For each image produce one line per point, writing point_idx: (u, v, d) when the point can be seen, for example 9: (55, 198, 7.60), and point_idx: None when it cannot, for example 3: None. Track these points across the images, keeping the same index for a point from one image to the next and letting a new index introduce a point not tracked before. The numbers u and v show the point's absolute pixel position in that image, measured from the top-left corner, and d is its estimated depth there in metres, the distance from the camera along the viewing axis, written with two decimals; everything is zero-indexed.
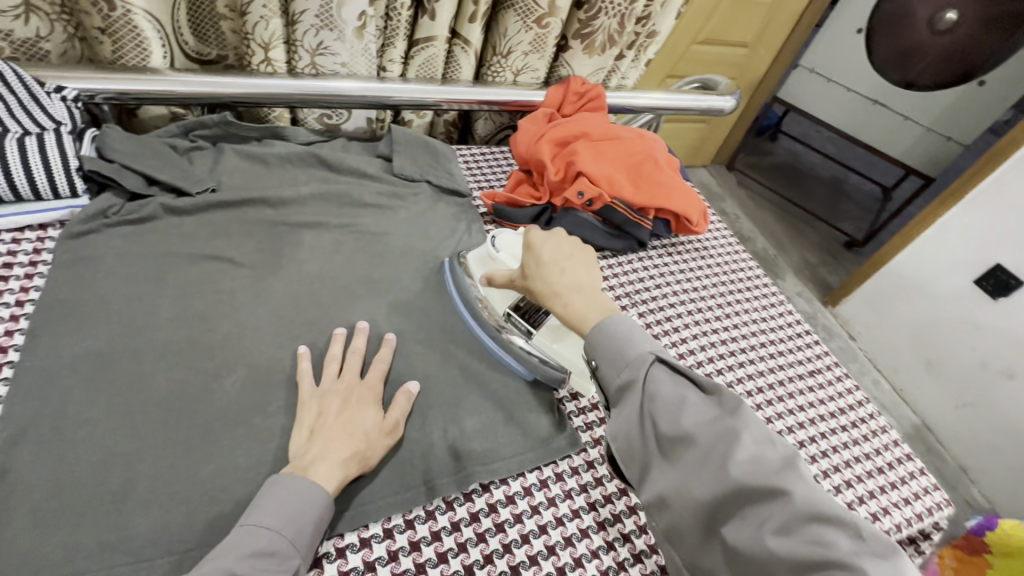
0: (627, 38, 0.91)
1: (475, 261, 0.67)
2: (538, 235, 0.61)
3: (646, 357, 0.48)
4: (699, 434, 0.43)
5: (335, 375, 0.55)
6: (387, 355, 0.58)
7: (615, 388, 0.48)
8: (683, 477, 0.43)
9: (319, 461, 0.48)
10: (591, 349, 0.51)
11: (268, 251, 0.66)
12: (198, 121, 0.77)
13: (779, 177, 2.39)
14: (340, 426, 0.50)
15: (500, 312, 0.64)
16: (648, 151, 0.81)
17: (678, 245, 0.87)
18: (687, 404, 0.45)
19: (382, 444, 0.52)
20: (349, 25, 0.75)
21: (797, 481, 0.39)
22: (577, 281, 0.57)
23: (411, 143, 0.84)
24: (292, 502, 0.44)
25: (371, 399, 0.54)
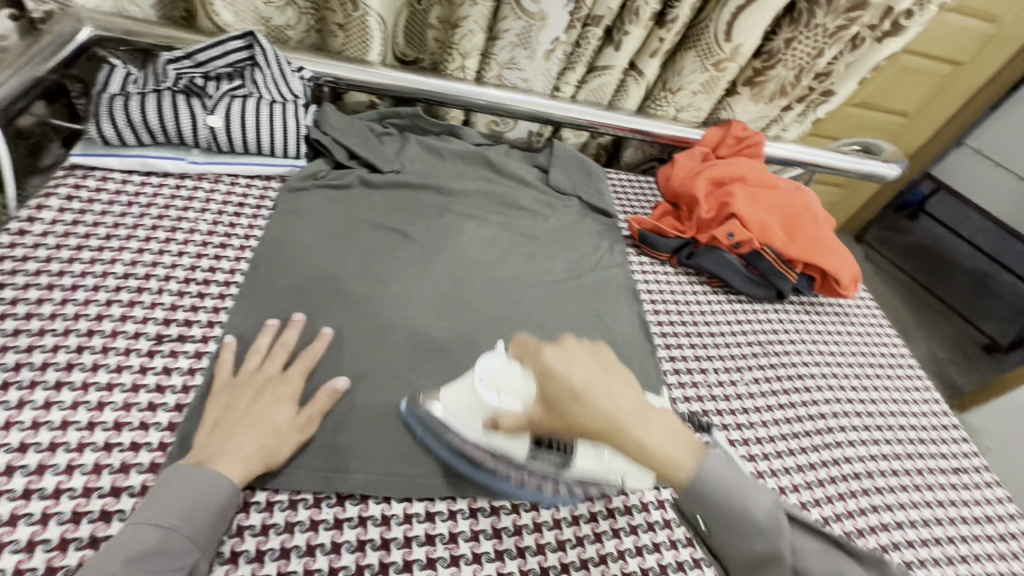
0: (800, 91, 0.90)
1: (445, 416, 0.52)
2: (555, 357, 0.44)
3: (781, 519, 0.42)
4: (814, 575, 0.40)
5: (255, 366, 0.54)
6: (316, 350, 0.56)
7: (739, 562, 0.43)
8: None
9: (224, 455, 0.46)
10: (693, 504, 0.43)
11: (436, 233, 0.74)
12: (393, 111, 0.87)
13: (915, 259, 2.19)
14: (253, 423, 0.49)
15: (521, 452, 0.50)
16: (805, 205, 0.80)
17: (818, 305, 0.84)
18: (842, 569, 0.40)
19: (292, 441, 0.50)
20: (541, 47, 0.82)
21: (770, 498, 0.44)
22: (639, 405, 0.43)
23: (568, 159, 0.90)
24: (189, 502, 0.43)
25: (289, 397, 0.52)
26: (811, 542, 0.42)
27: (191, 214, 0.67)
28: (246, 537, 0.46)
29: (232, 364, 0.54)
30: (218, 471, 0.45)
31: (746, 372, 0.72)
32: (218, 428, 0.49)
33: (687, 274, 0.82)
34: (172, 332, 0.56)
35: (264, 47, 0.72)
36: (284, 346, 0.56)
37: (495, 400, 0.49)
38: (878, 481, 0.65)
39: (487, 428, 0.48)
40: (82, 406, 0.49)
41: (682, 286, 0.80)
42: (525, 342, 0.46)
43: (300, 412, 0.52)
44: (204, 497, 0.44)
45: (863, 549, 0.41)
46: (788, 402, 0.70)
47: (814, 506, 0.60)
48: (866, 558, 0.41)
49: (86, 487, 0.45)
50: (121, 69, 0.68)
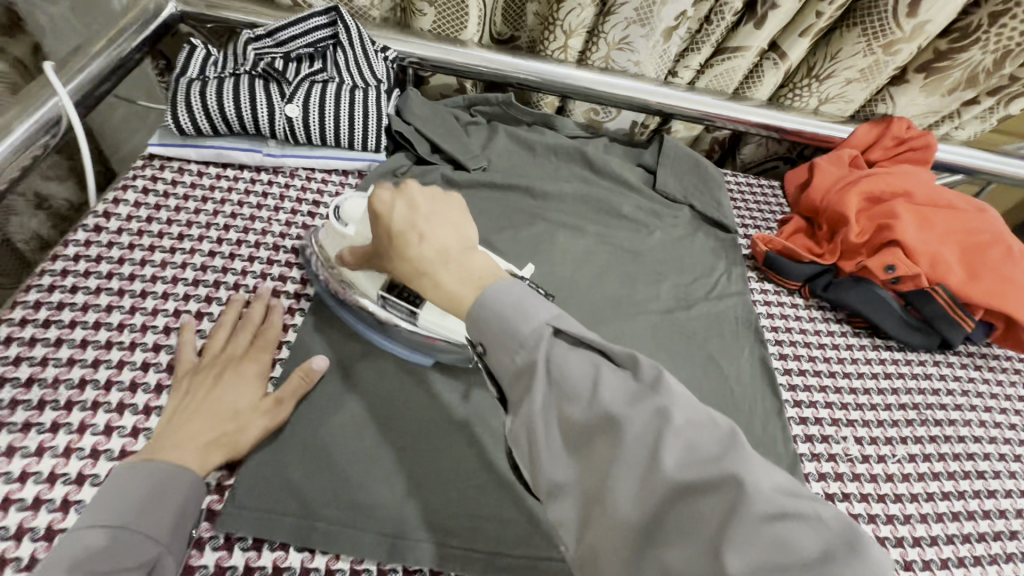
0: (996, 81, 0.70)
1: (328, 244, 0.54)
2: (381, 197, 0.43)
3: (544, 333, 0.33)
4: (633, 422, 0.29)
5: (216, 347, 0.49)
6: (276, 324, 0.52)
7: (513, 373, 0.33)
8: (605, 482, 0.28)
9: (175, 445, 0.41)
10: (475, 328, 0.36)
11: (525, 246, 0.65)
12: (482, 97, 0.78)
13: None
14: (207, 407, 0.43)
15: (373, 295, 0.51)
16: (994, 231, 0.63)
17: (994, 362, 0.67)
18: (605, 385, 0.31)
19: (256, 425, 0.44)
20: (663, 24, 0.69)
21: (719, 437, 0.28)
22: (441, 245, 0.40)
23: (680, 158, 0.76)
24: (145, 496, 0.38)
25: (253, 375, 0.47)
26: (577, 354, 0.32)
27: (264, 212, 0.62)
28: None
29: (196, 346, 0.49)
30: (172, 464, 0.40)
31: (898, 445, 0.57)
32: (171, 418, 0.43)
33: (822, 309, 0.67)
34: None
35: (348, 26, 0.65)
36: (253, 319, 0.51)
37: (348, 236, 0.52)
38: None
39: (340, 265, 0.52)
40: (154, 411, 0.46)
41: (816, 324, 0.65)
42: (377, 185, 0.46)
43: (262, 394, 0.46)
44: (164, 485, 0.39)
45: (618, 347, 0.32)
46: (954, 490, 0.55)
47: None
48: (618, 358, 0.32)
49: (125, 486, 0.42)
50: (200, 50, 0.63)
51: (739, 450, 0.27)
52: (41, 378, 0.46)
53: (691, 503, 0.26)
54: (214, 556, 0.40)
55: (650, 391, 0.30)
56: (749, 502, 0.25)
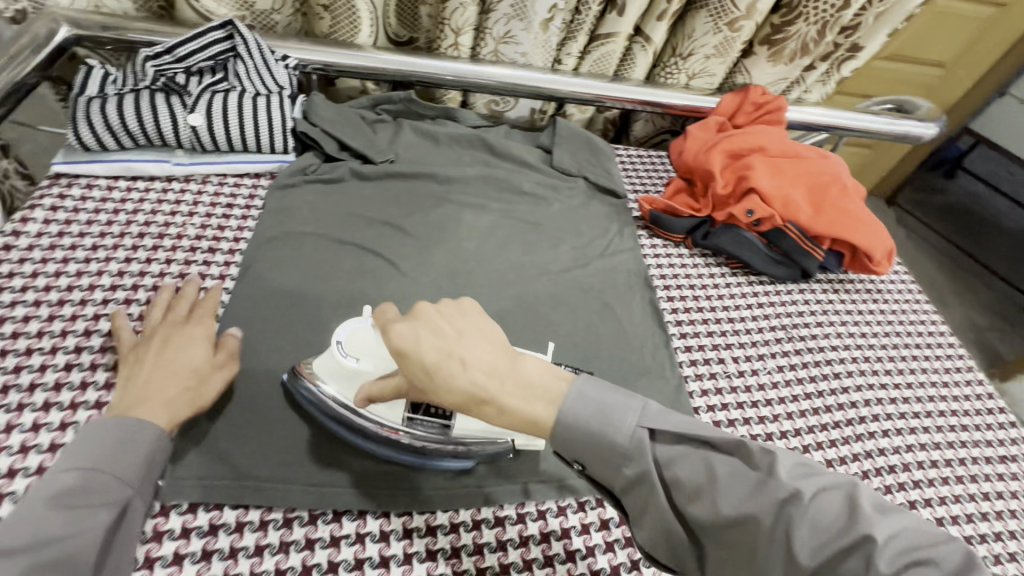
0: (824, 48, 0.82)
1: (328, 375, 0.49)
2: (399, 332, 0.43)
3: (641, 437, 0.40)
4: (761, 513, 0.36)
5: (159, 321, 0.52)
6: (214, 298, 0.56)
7: (621, 485, 0.41)
8: (757, 571, 0.36)
9: (146, 403, 0.45)
10: (568, 449, 0.42)
11: (434, 225, 0.71)
12: (386, 96, 0.83)
13: (950, 221, 2.25)
14: (159, 369, 0.48)
15: (399, 418, 0.49)
16: (833, 173, 0.74)
17: (849, 283, 0.78)
18: (719, 477, 0.38)
19: (214, 381, 0.49)
20: (538, 16, 0.77)
21: (856, 515, 0.34)
22: (488, 366, 0.43)
23: (572, 137, 0.84)
24: (111, 445, 0.42)
25: (202, 336, 0.51)
26: (682, 453, 0.40)
27: (178, 218, 0.65)
28: (244, 534, 0.45)
29: (131, 329, 0.53)
30: (138, 420, 0.44)
31: (769, 360, 0.67)
32: (128, 382, 0.47)
33: (703, 255, 0.77)
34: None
35: (246, 38, 0.69)
36: (188, 298, 0.55)
37: (353, 367, 0.48)
38: (916, 474, 0.60)
39: (360, 404, 0.47)
40: (80, 407, 0.49)
41: (698, 268, 0.75)
42: (382, 316, 0.46)
43: (215, 352, 0.51)
44: (127, 439, 0.43)
45: (722, 439, 0.39)
46: (815, 391, 0.65)
47: None
48: (724, 448, 0.39)
49: (53, 443, 0.46)
50: (98, 69, 0.65)
51: (858, 513, 0.34)
52: None
53: (836, 574, 0.33)
54: (152, 522, 0.44)
55: (766, 477, 0.37)
56: (883, 560, 0.32)
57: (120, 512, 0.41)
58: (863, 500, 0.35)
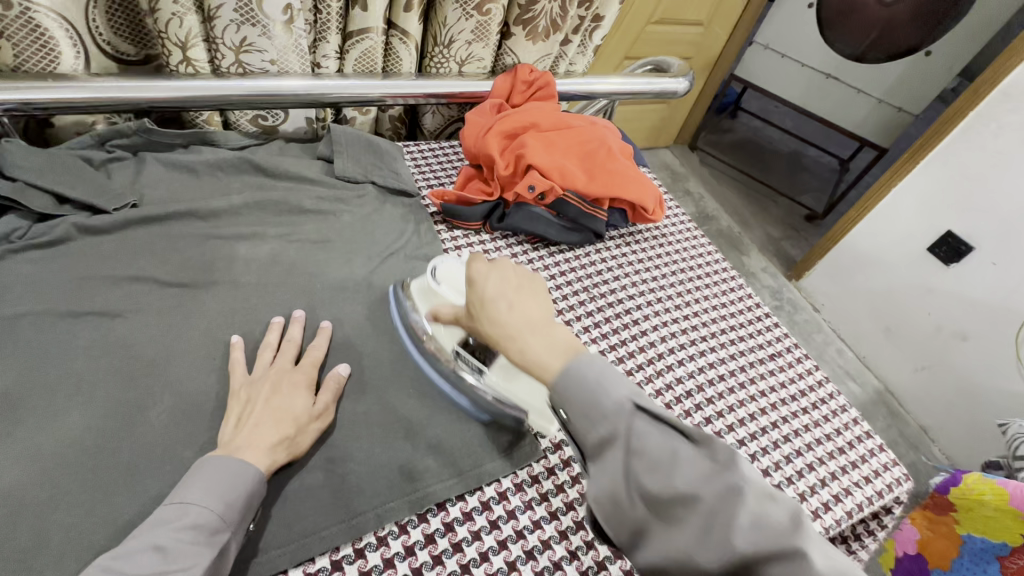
0: (571, 22, 0.88)
1: (419, 294, 0.60)
2: (480, 266, 0.50)
3: (625, 407, 0.38)
4: (704, 495, 0.34)
5: (268, 362, 0.54)
6: (322, 342, 0.57)
7: (589, 440, 0.39)
8: (681, 544, 0.34)
9: (251, 445, 0.46)
10: (557, 400, 0.40)
11: (198, 267, 0.62)
12: (115, 129, 0.71)
13: (740, 155, 2.64)
14: (272, 410, 0.49)
15: (448, 349, 0.56)
16: (600, 138, 0.79)
17: (637, 234, 0.85)
18: (682, 460, 0.36)
19: (312, 429, 0.50)
20: (274, 20, 0.70)
21: (811, 543, 0.32)
22: (527, 316, 0.45)
23: (353, 142, 0.80)
24: (222, 482, 0.43)
25: (305, 384, 0.52)
26: (661, 430, 0.37)
27: None
28: None
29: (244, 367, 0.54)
30: (247, 460, 0.44)
31: (575, 323, 0.71)
32: (241, 422, 0.48)
33: (505, 236, 0.78)
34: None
35: None
36: (291, 339, 0.56)
37: (441, 292, 0.57)
38: (708, 392, 0.68)
39: (430, 323, 0.57)
40: None
41: (500, 250, 0.76)
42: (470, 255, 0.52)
43: (315, 401, 0.52)
44: (234, 478, 0.43)
45: (695, 428, 0.37)
46: (619, 341, 0.70)
47: (771, 469, 0.62)
48: (695, 436, 0.37)
49: None
50: None
51: (805, 530, 0.33)
52: None
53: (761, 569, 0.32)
54: None
55: (725, 470, 0.35)
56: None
57: (219, 554, 0.41)
58: (809, 528, 0.34)
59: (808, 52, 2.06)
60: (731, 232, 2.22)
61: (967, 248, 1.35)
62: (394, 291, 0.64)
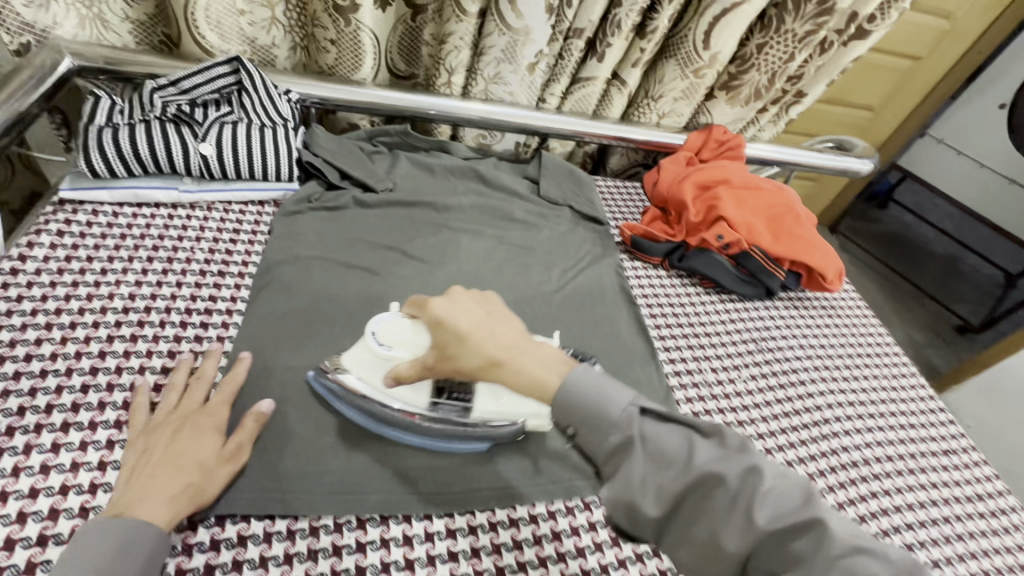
0: (774, 94, 0.94)
1: (358, 367, 0.55)
2: (440, 305, 0.51)
3: (632, 412, 0.44)
4: (727, 474, 0.39)
5: (172, 405, 0.51)
6: (237, 377, 0.55)
7: (603, 451, 0.43)
8: (659, 485, 0.41)
9: (143, 499, 0.44)
10: (564, 416, 0.45)
11: (433, 249, 0.75)
12: (382, 129, 0.88)
13: (887, 246, 2.48)
14: (173, 458, 0.46)
15: (423, 401, 0.54)
16: (788, 203, 0.83)
17: (807, 300, 0.87)
18: (696, 450, 0.41)
19: (221, 474, 0.48)
20: (525, 60, 0.84)
21: (824, 510, 0.38)
22: (506, 339, 0.49)
23: (557, 169, 0.91)
24: (110, 553, 0.40)
25: (212, 426, 0.50)
26: (667, 428, 0.43)
27: (185, 243, 0.67)
28: (272, 543, 0.48)
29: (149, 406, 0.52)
30: (140, 520, 0.42)
31: (742, 369, 0.75)
32: (134, 473, 0.46)
33: (680, 276, 0.84)
34: (181, 350, 0.57)
35: (251, 74, 0.70)
36: (206, 374, 0.54)
37: (391, 355, 0.54)
38: (876, 468, 0.68)
39: (388, 386, 0.52)
40: (149, 371, 0.55)
41: (676, 289, 0.82)
42: (420, 299, 0.54)
43: (223, 444, 0.50)
44: (125, 544, 0.41)
45: (704, 422, 0.43)
46: (785, 396, 0.73)
47: (943, 563, 0.60)
48: (703, 429, 0.43)
49: None
50: (104, 98, 0.67)
51: (815, 500, 0.38)
52: (5, 409, 0.49)
53: (789, 538, 0.37)
54: (442, 521, 0.52)
55: (739, 454, 0.40)
56: (829, 541, 0.36)
57: None
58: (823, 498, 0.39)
59: (990, 153, 1.92)
60: None
61: None
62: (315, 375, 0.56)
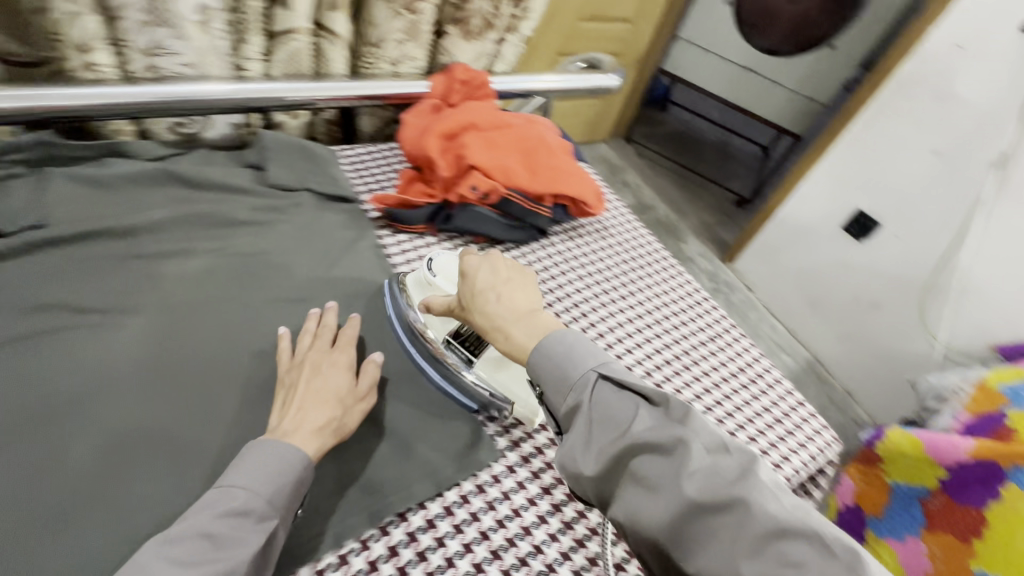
0: (504, 20, 0.90)
1: (413, 285, 0.64)
2: (470, 260, 0.56)
3: (589, 377, 0.44)
4: (667, 444, 0.39)
5: (324, 346, 0.56)
6: (351, 332, 0.58)
7: (561, 411, 0.45)
8: (597, 454, 0.42)
9: (294, 433, 0.48)
10: (535, 372, 0.47)
11: (121, 290, 0.57)
12: (7, 143, 0.63)
13: (672, 145, 2.75)
14: (315, 393, 0.51)
15: (440, 338, 0.61)
16: (538, 136, 0.80)
17: (580, 229, 0.87)
18: (639, 420, 0.42)
19: (358, 408, 0.53)
20: (187, 20, 0.66)
21: (756, 489, 0.36)
22: (513, 304, 0.52)
23: (284, 147, 0.77)
24: (266, 473, 0.44)
25: (345, 365, 0.55)
26: (616, 397, 0.43)
27: None
28: None
29: (290, 351, 0.56)
30: (294, 445, 0.47)
31: None
32: (286, 408, 0.50)
33: (449, 238, 0.78)
34: None
35: None
36: (327, 326, 0.58)
37: (436, 284, 0.63)
38: (657, 376, 0.71)
39: (421, 311, 0.61)
40: None
41: (447, 253, 0.76)
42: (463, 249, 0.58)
43: (354, 381, 0.54)
44: (277, 458, 0.45)
45: (654, 391, 0.43)
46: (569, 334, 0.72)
47: None
48: (656, 399, 0.43)
49: None
50: None
51: (752, 478, 0.37)
52: None
53: (711, 514, 0.36)
54: None
55: (680, 423, 0.40)
56: (752, 523, 0.35)
57: (265, 546, 0.43)
58: (762, 476, 0.37)
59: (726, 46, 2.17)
60: (668, 220, 2.29)
61: (875, 225, 1.38)
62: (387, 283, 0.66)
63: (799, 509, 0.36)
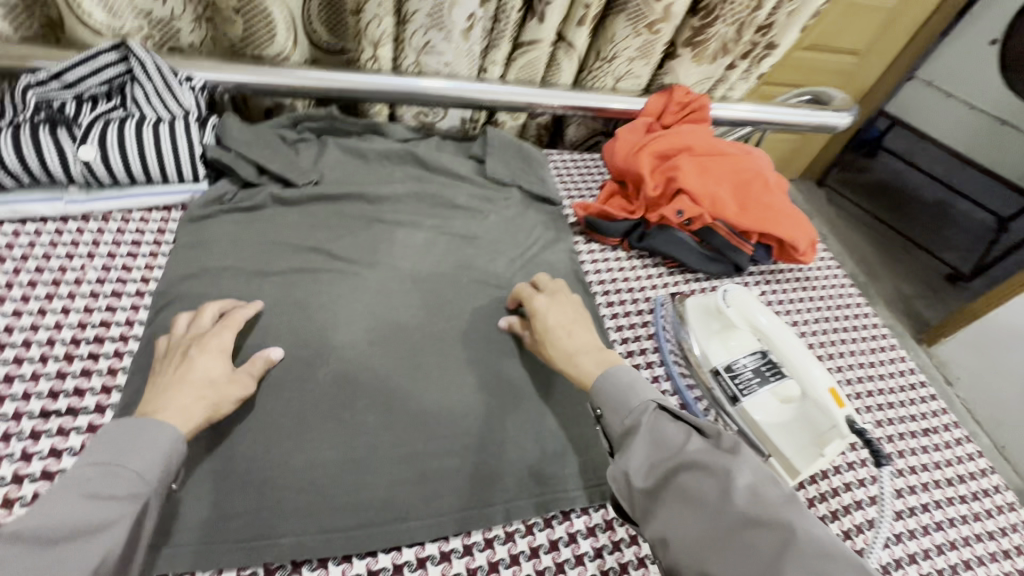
0: (742, 47, 0.86)
1: (697, 308, 0.66)
2: (541, 302, 0.59)
3: (649, 407, 0.47)
4: (711, 460, 0.42)
5: (203, 325, 0.53)
6: (242, 316, 0.55)
7: (617, 430, 0.47)
8: (648, 465, 0.44)
9: (167, 410, 0.45)
10: (597, 399, 0.50)
11: (364, 247, 0.68)
12: (306, 113, 0.78)
13: (877, 197, 2.40)
14: (189, 377, 0.48)
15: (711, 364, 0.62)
16: (756, 170, 0.76)
17: (779, 274, 0.81)
18: (690, 442, 0.44)
19: (234, 393, 0.49)
20: (457, 26, 0.75)
21: (797, 514, 0.39)
22: (584, 343, 0.55)
23: (505, 146, 0.84)
24: (128, 446, 0.41)
25: (222, 349, 0.51)
26: (671, 425, 0.46)
27: (76, 262, 0.60)
28: None
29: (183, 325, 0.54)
30: (163, 422, 0.43)
31: None
32: (154, 385, 0.47)
33: (640, 257, 0.78)
34: (64, 387, 0.51)
35: (140, 58, 0.64)
36: (213, 309, 0.55)
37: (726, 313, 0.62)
38: (850, 456, 0.62)
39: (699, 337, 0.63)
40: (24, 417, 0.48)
41: (636, 271, 0.76)
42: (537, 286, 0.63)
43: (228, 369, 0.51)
44: (136, 436, 0.42)
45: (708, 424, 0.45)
46: None
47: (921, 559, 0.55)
48: (709, 432, 0.45)
49: (54, 449, 0.47)
50: None
51: (794, 503, 0.40)
52: None
53: (750, 529, 0.38)
54: (339, 568, 0.46)
55: (731, 451, 0.43)
56: (790, 544, 0.37)
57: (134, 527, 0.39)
58: (804, 507, 0.40)
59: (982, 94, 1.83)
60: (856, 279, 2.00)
61: None
62: (660, 300, 0.71)
63: (827, 534, 0.38)
